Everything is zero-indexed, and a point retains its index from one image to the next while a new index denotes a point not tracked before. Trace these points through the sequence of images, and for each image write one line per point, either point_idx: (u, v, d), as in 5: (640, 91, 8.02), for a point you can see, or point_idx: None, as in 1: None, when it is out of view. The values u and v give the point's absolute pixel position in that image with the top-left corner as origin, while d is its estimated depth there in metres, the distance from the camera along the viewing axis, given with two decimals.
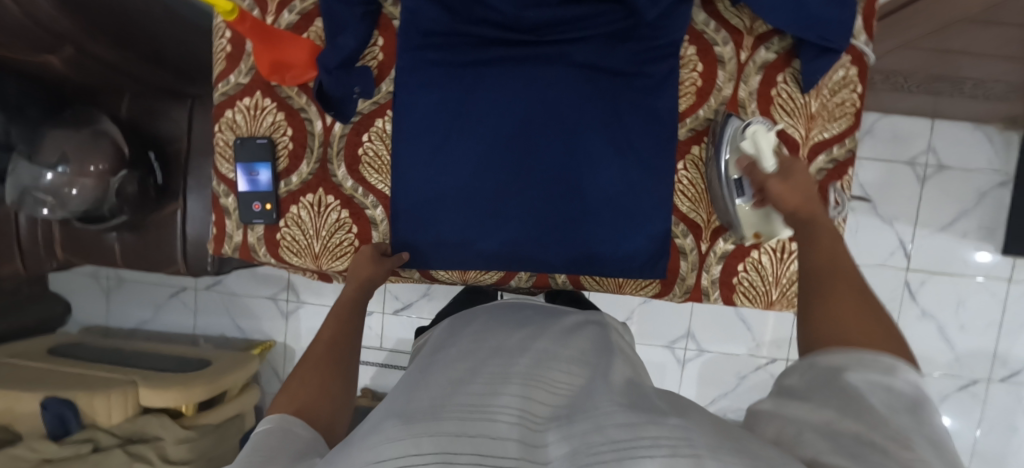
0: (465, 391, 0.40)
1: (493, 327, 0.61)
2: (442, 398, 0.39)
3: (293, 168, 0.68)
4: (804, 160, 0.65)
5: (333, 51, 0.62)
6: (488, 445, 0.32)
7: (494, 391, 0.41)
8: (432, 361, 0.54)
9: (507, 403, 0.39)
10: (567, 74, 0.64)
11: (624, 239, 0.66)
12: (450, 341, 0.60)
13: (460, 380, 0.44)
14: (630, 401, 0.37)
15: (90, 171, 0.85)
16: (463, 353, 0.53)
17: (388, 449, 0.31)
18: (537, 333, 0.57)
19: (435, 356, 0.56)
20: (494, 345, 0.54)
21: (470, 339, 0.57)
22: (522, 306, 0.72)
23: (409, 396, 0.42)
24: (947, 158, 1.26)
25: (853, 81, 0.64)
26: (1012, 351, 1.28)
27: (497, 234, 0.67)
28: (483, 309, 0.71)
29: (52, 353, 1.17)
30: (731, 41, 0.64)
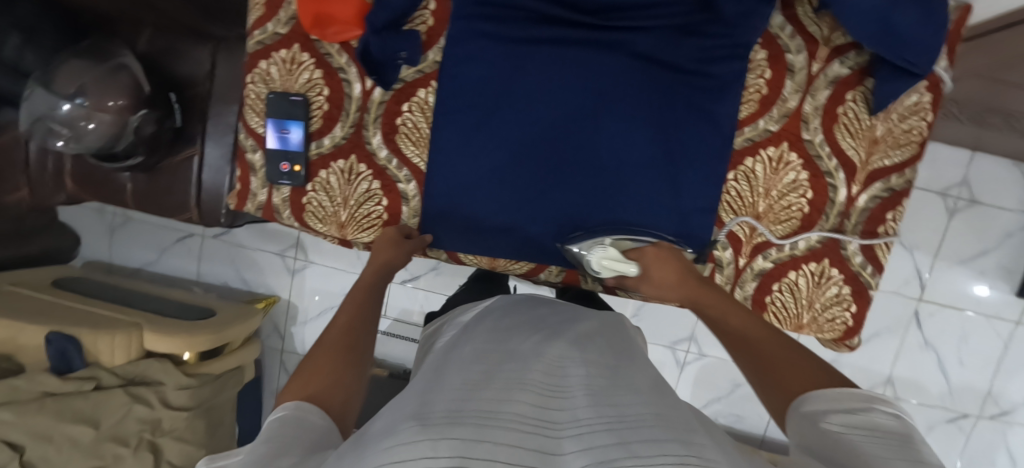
0: (477, 396, 0.36)
1: (505, 331, 0.55)
2: (451, 401, 0.35)
3: (327, 130, 0.65)
4: (858, 185, 0.63)
5: (381, 9, 0.56)
6: (505, 450, 0.27)
7: (507, 397, 0.36)
8: (444, 362, 0.49)
9: (521, 410, 0.34)
10: (629, 63, 0.59)
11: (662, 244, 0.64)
12: (463, 341, 0.55)
13: (472, 383, 0.39)
14: (658, 421, 0.33)
15: (108, 107, 0.81)
16: (475, 354, 0.48)
17: (398, 453, 0.26)
18: (554, 337, 0.53)
19: (447, 357, 0.51)
20: (506, 350, 0.49)
21: (484, 341, 0.52)
22: (535, 308, 0.66)
23: (418, 400, 0.37)
24: (981, 193, 1.23)
25: (925, 108, 0.61)
26: (1006, 391, 1.30)
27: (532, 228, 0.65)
28: (495, 312, 0.65)
29: (56, 285, 1.16)
30: (805, 50, 0.60)
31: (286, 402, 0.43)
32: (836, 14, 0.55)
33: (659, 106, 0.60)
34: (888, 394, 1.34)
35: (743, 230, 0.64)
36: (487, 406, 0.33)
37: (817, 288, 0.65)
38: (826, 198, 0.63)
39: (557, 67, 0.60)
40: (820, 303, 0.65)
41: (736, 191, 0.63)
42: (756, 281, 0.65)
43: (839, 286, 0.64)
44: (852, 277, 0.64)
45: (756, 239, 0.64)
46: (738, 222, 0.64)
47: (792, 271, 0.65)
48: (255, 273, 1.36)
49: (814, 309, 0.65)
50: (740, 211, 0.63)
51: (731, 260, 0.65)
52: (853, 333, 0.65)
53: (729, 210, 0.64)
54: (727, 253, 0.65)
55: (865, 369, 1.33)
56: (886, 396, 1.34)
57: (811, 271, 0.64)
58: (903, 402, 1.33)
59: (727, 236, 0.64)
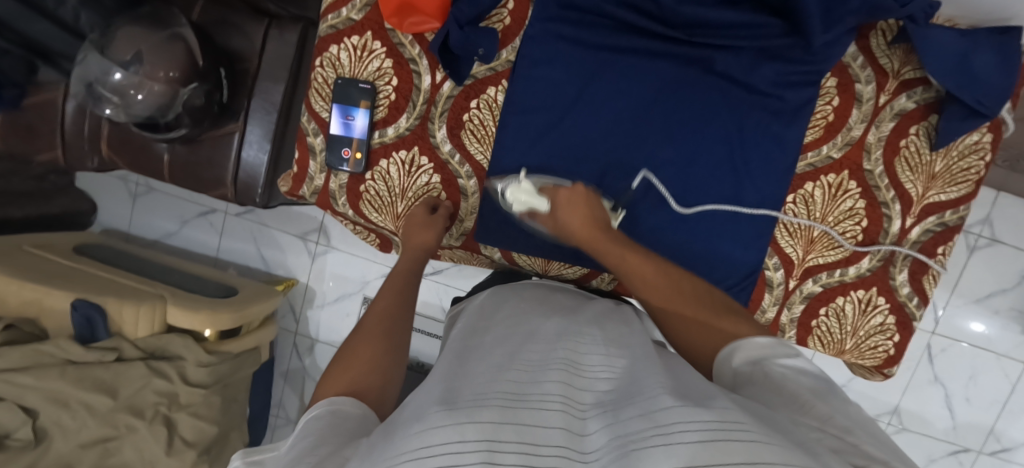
0: (502, 379, 0.36)
1: (527, 309, 0.54)
2: (480, 382, 0.35)
3: (391, 120, 0.65)
4: (913, 218, 0.64)
5: (469, 4, 0.58)
6: (533, 431, 0.28)
7: (535, 381, 0.36)
8: (472, 341, 0.48)
9: (547, 390, 0.34)
10: (702, 80, 0.60)
11: (718, 262, 0.65)
12: (485, 321, 0.54)
13: (501, 364, 0.39)
14: (680, 388, 0.32)
15: (160, 77, 0.81)
16: (499, 335, 0.48)
17: (430, 434, 0.26)
18: (576, 320, 0.50)
19: (470, 338, 0.50)
20: (524, 328, 0.48)
21: (509, 321, 0.52)
22: (555, 288, 0.65)
23: (448, 378, 0.37)
24: (1002, 233, 1.25)
25: (984, 148, 0.62)
26: (1009, 430, 1.32)
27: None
28: (520, 286, 0.65)
29: (76, 251, 1.15)
30: (874, 81, 0.61)
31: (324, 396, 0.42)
32: (915, 45, 0.56)
33: (727, 124, 0.61)
34: (894, 424, 1.35)
35: (796, 252, 0.65)
36: (515, 392, 0.33)
37: (863, 316, 0.65)
38: (880, 227, 0.64)
39: (631, 76, 0.61)
40: (865, 331, 0.66)
41: (794, 214, 0.64)
42: (803, 304, 0.66)
43: (884, 315, 0.65)
44: (897, 307, 0.65)
45: (809, 263, 0.65)
46: (792, 245, 0.64)
47: (840, 296, 0.65)
48: (275, 253, 1.36)
49: (858, 337, 0.66)
50: (796, 234, 0.64)
51: (782, 281, 0.66)
52: (893, 363, 0.67)
53: (785, 232, 0.64)
54: (778, 274, 0.66)
55: (873, 397, 1.34)
56: (891, 425, 1.35)
57: (859, 299, 0.65)
58: (908, 432, 1.35)
59: (781, 258, 0.65)
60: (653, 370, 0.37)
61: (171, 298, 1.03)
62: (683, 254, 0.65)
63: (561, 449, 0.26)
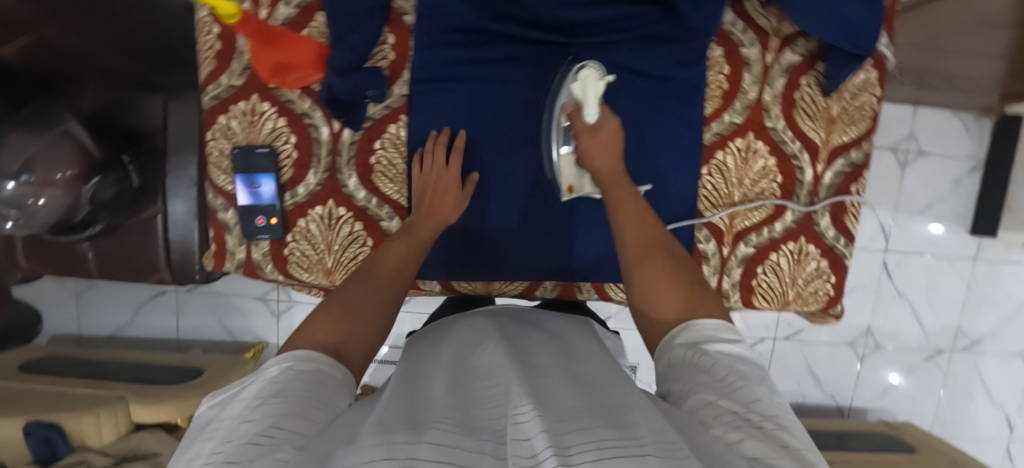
0: (441, 408, 0.35)
1: (478, 340, 0.53)
2: (421, 411, 0.34)
3: (299, 178, 0.63)
4: (823, 163, 0.66)
5: (344, 50, 0.56)
6: (467, 455, 0.26)
7: (468, 412, 0.35)
8: (419, 374, 0.47)
9: (481, 423, 0.33)
10: (596, 75, 0.61)
11: None
12: (428, 357, 0.52)
13: (443, 396, 0.38)
14: (614, 407, 0.33)
15: (58, 179, 0.75)
16: (444, 369, 0.46)
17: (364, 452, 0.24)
18: (525, 350, 0.50)
19: (414, 372, 0.47)
20: (466, 367, 0.47)
21: (456, 356, 0.50)
22: (499, 313, 0.63)
23: (394, 405, 0.35)
24: (927, 144, 1.32)
25: (872, 84, 0.64)
26: (974, 325, 1.40)
27: (535, 253, 0.65)
28: (466, 317, 0.62)
29: (24, 370, 1.09)
30: (758, 43, 0.62)
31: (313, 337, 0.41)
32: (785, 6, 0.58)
33: (627, 113, 0.62)
34: (871, 344, 1.41)
35: (723, 220, 0.66)
36: (455, 420, 0.32)
37: (797, 265, 0.68)
38: (794, 180, 0.66)
39: (527, 88, 0.61)
40: (803, 278, 0.68)
41: (711, 185, 0.65)
42: (741, 267, 0.68)
43: (817, 260, 0.67)
44: (828, 250, 0.67)
45: (737, 228, 0.67)
46: (718, 214, 0.66)
47: (773, 252, 0.67)
48: (238, 320, 1.31)
49: (798, 285, 0.68)
50: (718, 203, 0.66)
51: (716, 251, 0.67)
52: (836, 302, 0.69)
53: (708, 204, 0.66)
54: (711, 245, 0.67)
55: (847, 324, 1.40)
56: (869, 345, 1.41)
57: (790, 250, 0.67)
58: (885, 349, 1.41)
59: (709, 229, 0.66)
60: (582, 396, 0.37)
61: (134, 396, 0.99)
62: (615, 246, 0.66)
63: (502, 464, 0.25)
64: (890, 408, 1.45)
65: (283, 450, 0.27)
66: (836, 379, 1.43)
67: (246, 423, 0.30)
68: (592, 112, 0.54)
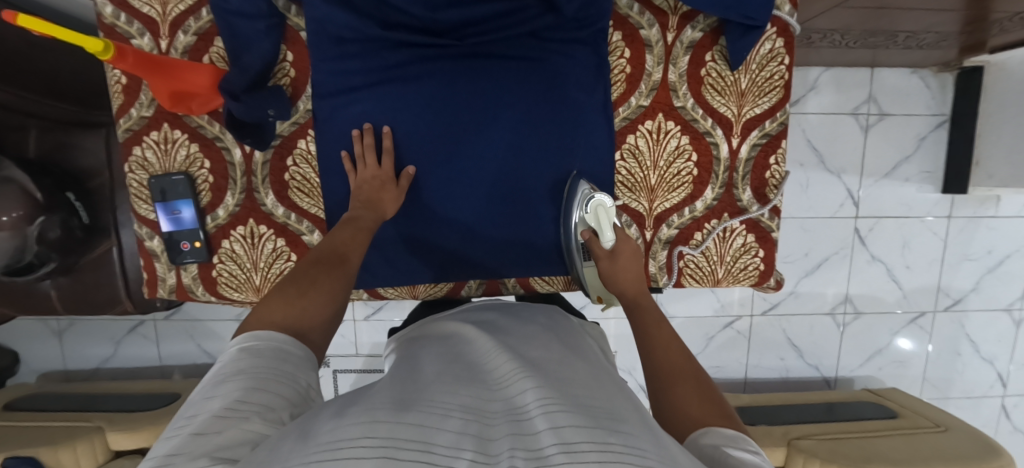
0: (437, 392, 0.35)
1: (473, 329, 0.53)
2: (412, 393, 0.35)
3: (218, 201, 0.65)
4: (737, 137, 0.65)
5: (237, 72, 0.57)
6: (437, 434, 0.26)
7: (454, 392, 0.35)
8: (408, 360, 0.47)
9: (461, 401, 0.33)
10: (491, 72, 0.61)
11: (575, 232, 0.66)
12: (420, 346, 0.51)
13: (435, 379, 0.39)
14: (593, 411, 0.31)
15: (4, 220, 0.78)
16: (434, 356, 0.46)
17: (343, 431, 0.25)
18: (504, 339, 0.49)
19: (407, 360, 0.48)
20: (457, 354, 0.47)
21: (447, 345, 0.50)
22: (488, 306, 0.63)
23: (382, 389, 0.36)
24: (888, 106, 1.30)
25: (779, 53, 0.63)
26: (954, 283, 1.38)
27: (458, 257, 0.66)
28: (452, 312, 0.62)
29: (9, 408, 1.12)
30: (656, 23, 0.62)
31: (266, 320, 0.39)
32: None
33: (527, 106, 0.62)
34: (850, 312, 1.39)
35: (642, 205, 0.66)
36: (440, 400, 0.33)
37: (724, 242, 0.67)
38: (710, 157, 0.65)
39: (425, 90, 0.61)
40: (730, 255, 0.67)
41: (627, 170, 0.65)
42: (666, 249, 0.67)
43: (743, 235, 0.67)
44: (753, 224, 0.67)
45: (657, 210, 0.66)
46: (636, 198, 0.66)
47: (698, 232, 0.67)
48: (217, 343, 1.34)
49: (727, 262, 0.68)
50: (635, 187, 0.65)
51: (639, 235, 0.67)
52: (768, 275, 0.68)
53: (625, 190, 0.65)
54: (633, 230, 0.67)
55: (824, 294, 1.38)
56: (848, 313, 1.39)
57: (715, 228, 0.67)
58: (865, 316, 1.39)
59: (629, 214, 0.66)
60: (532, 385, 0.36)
61: (109, 424, 1.02)
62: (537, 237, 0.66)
63: (468, 454, 0.25)
64: (876, 374, 1.43)
65: (253, 423, 0.28)
66: (818, 350, 1.41)
67: (213, 396, 0.30)
68: (609, 238, 0.58)
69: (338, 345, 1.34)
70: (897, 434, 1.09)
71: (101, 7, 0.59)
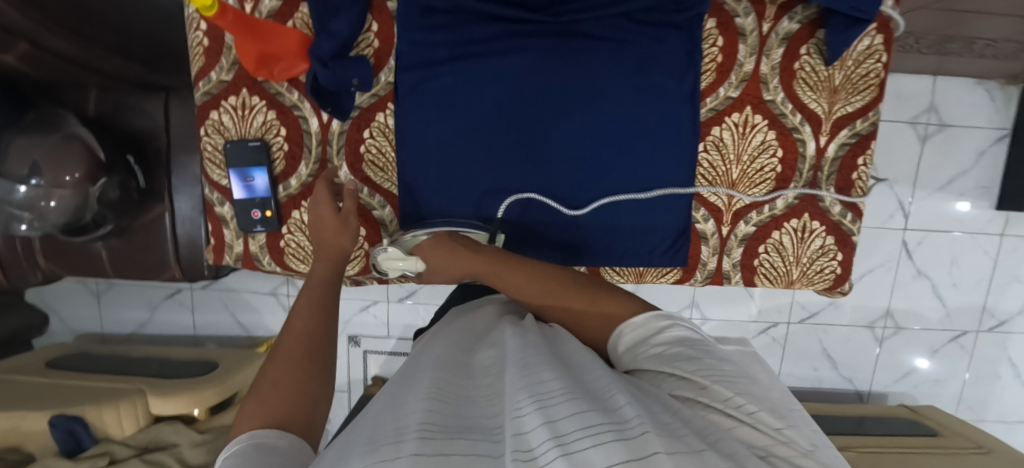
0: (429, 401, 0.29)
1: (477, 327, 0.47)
2: (407, 409, 0.28)
3: (291, 170, 0.64)
4: (826, 135, 0.63)
5: (326, 38, 0.56)
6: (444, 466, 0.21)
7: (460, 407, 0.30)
8: (416, 358, 0.42)
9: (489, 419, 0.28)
10: (578, 54, 0.59)
11: (652, 226, 0.65)
12: (428, 345, 0.45)
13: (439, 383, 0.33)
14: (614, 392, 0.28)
15: (66, 181, 0.78)
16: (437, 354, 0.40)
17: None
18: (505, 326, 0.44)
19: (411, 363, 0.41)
20: (462, 344, 0.42)
21: (455, 333, 0.44)
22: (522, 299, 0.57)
23: (380, 412, 0.30)
24: (949, 116, 1.26)
25: (878, 50, 0.61)
26: (1000, 304, 1.34)
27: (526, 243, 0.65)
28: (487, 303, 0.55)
29: (51, 366, 1.14)
30: (753, 12, 0.59)
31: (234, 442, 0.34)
32: None
33: (610, 91, 0.60)
34: (890, 327, 1.36)
35: (721, 199, 0.64)
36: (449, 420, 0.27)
37: (802, 243, 0.65)
38: (796, 154, 0.63)
39: (508, 71, 0.59)
40: (807, 257, 0.65)
41: (709, 162, 0.63)
42: (742, 246, 0.66)
43: (822, 237, 0.65)
44: (833, 226, 0.65)
45: (736, 206, 0.65)
46: (716, 193, 0.64)
47: (776, 231, 0.65)
48: (251, 316, 1.34)
49: (803, 264, 0.66)
50: (716, 181, 0.64)
51: (715, 231, 0.65)
52: (843, 280, 0.66)
53: (706, 183, 0.64)
54: (710, 225, 0.65)
55: (864, 305, 1.35)
56: (888, 328, 1.36)
57: (795, 228, 0.64)
58: (905, 331, 1.36)
59: (707, 208, 0.65)
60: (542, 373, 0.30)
61: (150, 388, 1.03)
62: (613, 227, 0.65)
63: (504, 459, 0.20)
64: (911, 392, 1.40)
65: None
66: (853, 363, 1.39)
67: None
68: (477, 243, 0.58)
69: (370, 326, 1.35)
70: (940, 454, 1.07)
71: None
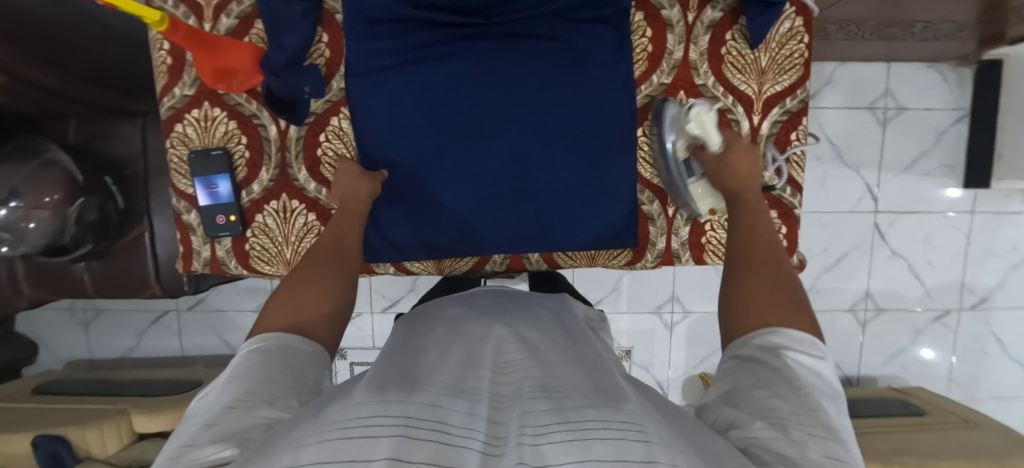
0: (434, 375, 0.37)
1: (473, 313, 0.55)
2: (419, 376, 0.37)
3: (253, 176, 0.67)
4: (758, 114, 0.66)
5: (278, 50, 0.59)
6: (447, 416, 0.28)
7: (460, 376, 0.37)
8: (412, 339, 0.49)
9: (475, 386, 0.35)
10: (520, 52, 0.63)
11: (598, 211, 0.67)
12: (423, 327, 0.54)
13: (437, 362, 0.41)
14: (594, 387, 0.35)
15: (45, 202, 0.81)
16: (438, 338, 0.48)
17: (354, 409, 0.28)
18: (501, 324, 0.51)
19: (409, 340, 0.50)
20: (460, 332, 0.49)
21: (452, 323, 0.52)
22: (498, 292, 0.64)
23: (389, 372, 0.38)
24: (905, 100, 1.30)
25: (799, 32, 0.64)
26: (978, 280, 1.35)
27: (484, 232, 0.67)
28: (460, 296, 0.64)
29: (38, 393, 1.15)
30: (677, 4, 0.64)
31: (264, 330, 0.42)
32: None
33: (552, 83, 0.63)
34: (871, 309, 1.37)
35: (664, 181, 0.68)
36: (447, 382, 0.35)
37: None
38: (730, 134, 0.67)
39: (460, 70, 0.63)
40: None
41: (648, 146, 0.68)
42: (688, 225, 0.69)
43: (766, 211, 0.67)
44: (774, 200, 0.67)
45: None
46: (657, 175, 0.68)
47: None
48: (238, 335, 1.36)
49: None
50: (656, 164, 0.68)
51: (661, 211, 0.69)
52: (791, 253, 0.69)
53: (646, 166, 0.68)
54: (655, 206, 0.69)
55: (842, 289, 1.36)
56: (870, 311, 1.37)
57: None
58: (886, 313, 1.37)
59: (651, 190, 0.69)
60: (543, 376, 0.38)
61: (134, 407, 1.05)
62: (560, 215, 0.67)
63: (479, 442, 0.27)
64: (900, 374, 1.40)
65: (264, 411, 0.32)
66: (839, 347, 1.39)
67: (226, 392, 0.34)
68: (715, 140, 0.58)
69: (355, 337, 1.36)
70: (926, 430, 1.06)
71: None
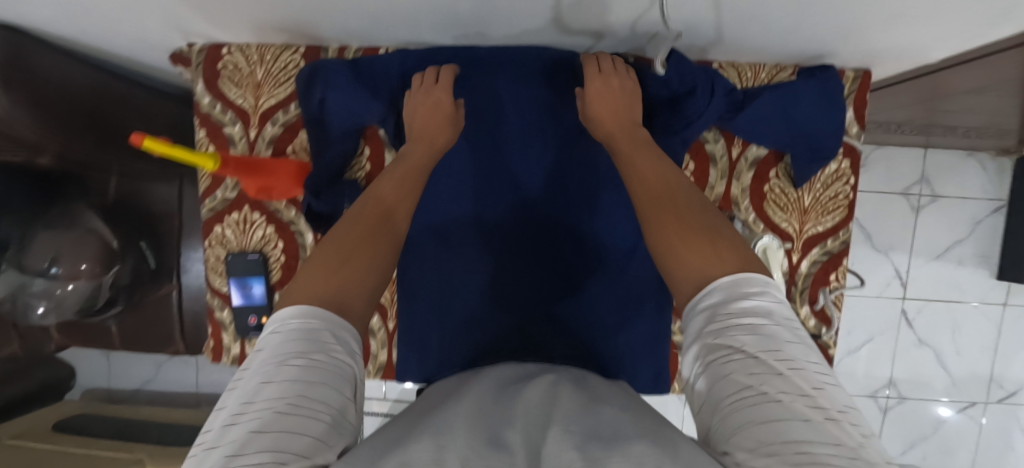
0: (463, 410, 0.35)
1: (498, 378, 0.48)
2: (450, 416, 0.34)
3: (286, 279, 0.68)
4: (797, 253, 0.65)
5: (323, 169, 0.62)
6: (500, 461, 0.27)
7: (496, 418, 0.34)
8: (443, 397, 0.44)
9: (511, 427, 0.32)
10: (564, 142, 0.63)
11: (625, 280, 0.65)
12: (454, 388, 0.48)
13: (468, 405, 0.37)
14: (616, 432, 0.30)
15: (83, 270, 0.83)
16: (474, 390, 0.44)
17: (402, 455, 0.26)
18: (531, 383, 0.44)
19: (439, 397, 0.45)
20: (499, 390, 0.44)
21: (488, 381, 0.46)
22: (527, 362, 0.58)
23: (422, 419, 0.35)
24: (940, 187, 1.27)
25: (846, 173, 0.63)
26: (1007, 374, 1.31)
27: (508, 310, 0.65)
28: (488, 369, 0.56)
29: (58, 429, 1.17)
30: (722, 139, 0.63)
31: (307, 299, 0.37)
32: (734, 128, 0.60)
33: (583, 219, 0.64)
34: (894, 396, 1.33)
35: None
36: (478, 421, 0.33)
37: None
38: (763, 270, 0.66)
39: (505, 158, 0.63)
40: None
41: None
42: None
43: None
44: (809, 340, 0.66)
45: None
46: None
47: None
48: None
49: None
50: None
51: None
52: None
53: None
54: None
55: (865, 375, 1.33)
56: (891, 398, 1.33)
57: None
58: (909, 401, 1.33)
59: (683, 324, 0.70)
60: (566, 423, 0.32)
61: (150, 458, 1.07)
62: (584, 281, 0.65)
63: None
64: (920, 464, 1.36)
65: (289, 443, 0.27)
66: None
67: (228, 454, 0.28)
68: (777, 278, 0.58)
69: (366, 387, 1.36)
70: None
71: (202, 98, 0.65)
